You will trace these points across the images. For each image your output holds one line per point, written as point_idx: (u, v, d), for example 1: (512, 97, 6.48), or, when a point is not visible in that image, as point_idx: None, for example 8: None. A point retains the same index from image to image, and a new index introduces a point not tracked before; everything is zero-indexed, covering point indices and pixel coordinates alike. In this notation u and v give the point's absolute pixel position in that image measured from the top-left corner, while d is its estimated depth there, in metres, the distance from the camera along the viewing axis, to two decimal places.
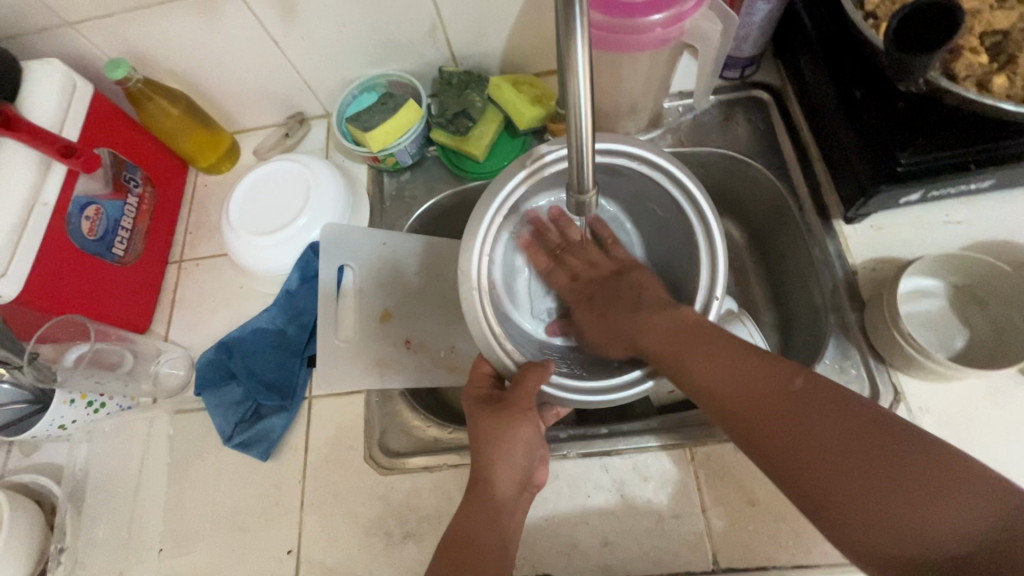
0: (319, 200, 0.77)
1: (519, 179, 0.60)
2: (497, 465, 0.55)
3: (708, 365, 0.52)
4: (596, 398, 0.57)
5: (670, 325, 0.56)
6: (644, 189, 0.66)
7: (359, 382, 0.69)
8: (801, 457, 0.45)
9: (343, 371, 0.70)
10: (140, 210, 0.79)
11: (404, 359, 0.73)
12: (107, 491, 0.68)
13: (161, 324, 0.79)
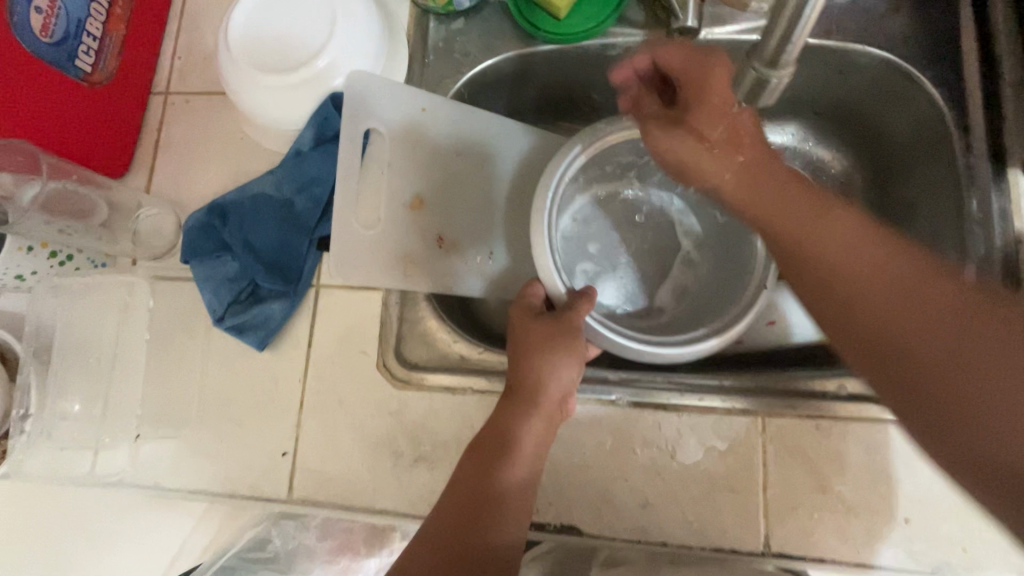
0: (346, 37, 0.58)
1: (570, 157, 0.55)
2: (546, 378, 0.49)
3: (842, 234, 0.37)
4: (650, 349, 0.50)
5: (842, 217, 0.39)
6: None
7: (382, 280, 0.57)
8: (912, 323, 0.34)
9: (364, 264, 0.56)
10: (112, 15, 0.61)
11: (432, 261, 0.60)
12: (80, 357, 0.59)
13: (141, 170, 0.64)
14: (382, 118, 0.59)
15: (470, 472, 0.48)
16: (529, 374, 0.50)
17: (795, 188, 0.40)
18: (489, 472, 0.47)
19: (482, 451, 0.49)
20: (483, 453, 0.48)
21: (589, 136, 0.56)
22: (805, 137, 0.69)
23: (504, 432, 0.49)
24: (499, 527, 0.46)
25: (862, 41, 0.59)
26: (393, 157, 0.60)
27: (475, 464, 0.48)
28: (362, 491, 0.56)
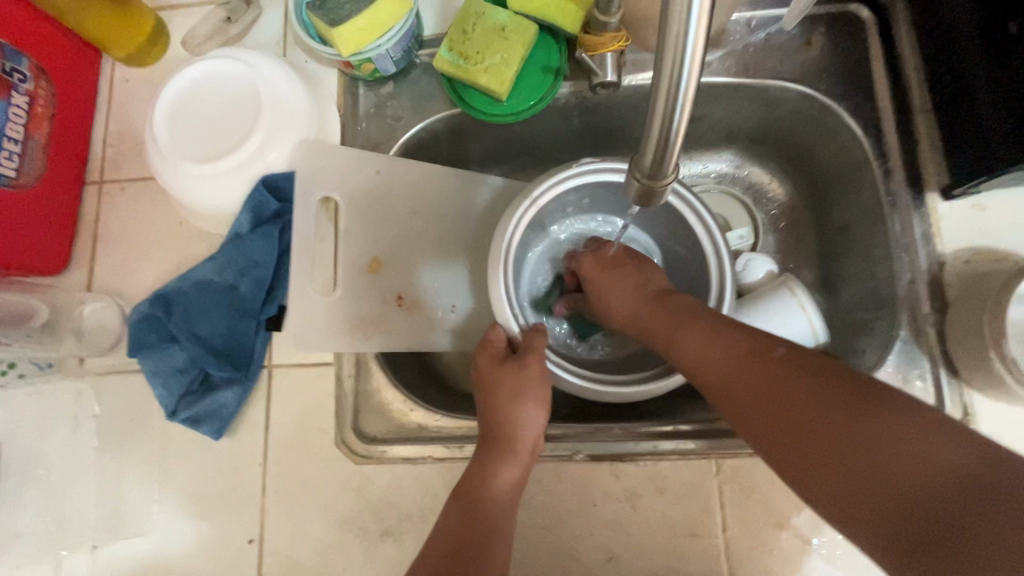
0: (275, 120, 0.59)
1: (524, 209, 0.56)
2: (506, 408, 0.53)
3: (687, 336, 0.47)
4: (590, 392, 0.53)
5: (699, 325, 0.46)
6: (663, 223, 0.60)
7: (341, 343, 0.58)
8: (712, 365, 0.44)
9: (319, 330, 0.58)
10: (34, 114, 0.61)
11: (394, 319, 0.62)
12: (33, 464, 0.58)
13: (81, 265, 0.64)
14: (336, 186, 0.60)
15: (457, 514, 0.48)
16: (499, 416, 0.53)
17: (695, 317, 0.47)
18: (476, 508, 0.49)
19: (464, 488, 0.50)
20: (466, 490, 0.50)
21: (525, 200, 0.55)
22: (743, 164, 0.72)
23: (481, 470, 0.50)
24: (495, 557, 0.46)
25: (779, 76, 0.61)
26: (349, 223, 0.61)
27: (461, 503, 0.49)
28: (333, 572, 0.56)
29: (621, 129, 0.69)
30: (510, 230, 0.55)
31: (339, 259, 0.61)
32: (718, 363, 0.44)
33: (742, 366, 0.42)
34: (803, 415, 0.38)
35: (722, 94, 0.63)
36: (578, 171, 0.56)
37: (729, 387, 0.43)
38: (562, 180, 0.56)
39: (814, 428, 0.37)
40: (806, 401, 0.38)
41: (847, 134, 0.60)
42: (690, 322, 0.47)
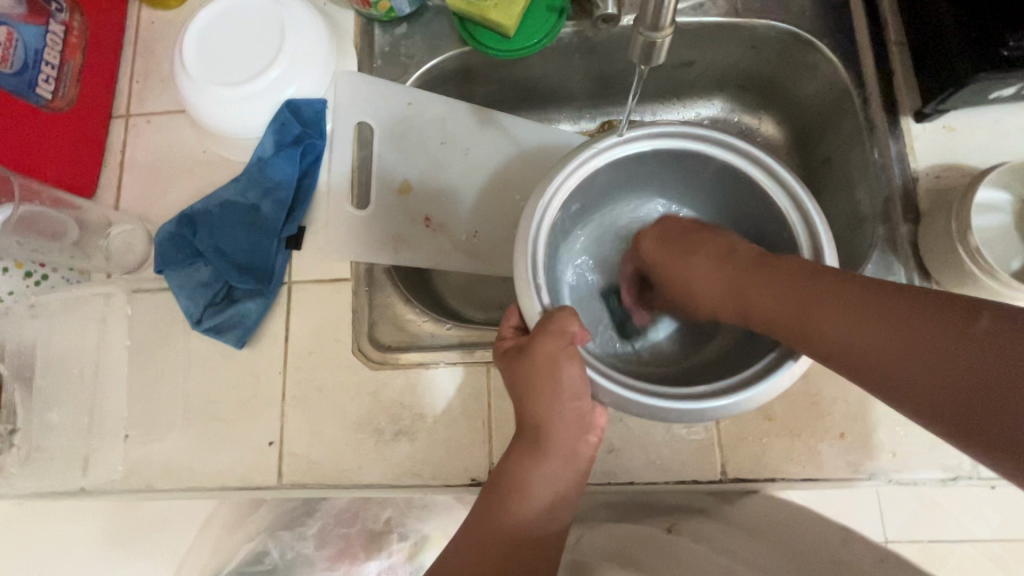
0: (297, 51, 0.63)
1: (574, 169, 0.51)
2: (540, 417, 0.49)
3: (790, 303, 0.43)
4: (716, 399, 0.43)
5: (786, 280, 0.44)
6: (706, 179, 0.56)
7: (375, 255, 0.64)
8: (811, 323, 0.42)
9: (354, 241, 0.64)
10: (68, 44, 0.64)
11: (421, 238, 0.67)
12: (67, 370, 0.61)
13: (109, 190, 0.67)
14: (370, 115, 0.67)
15: (488, 515, 0.49)
16: (534, 412, 0.49)
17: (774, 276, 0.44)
18: (505, 514, 0.49)
19: (497, 488, 0.50)
20: (499, 488, 0.50)
21: (560, 173, 0.50)
22: (733, 108, 0.77)
23: (521, 474, 0.49)
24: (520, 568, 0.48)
25: (768, 16, 0.65)
26: (384, 149, 0.68)
27: (491, 500, 0.50)
28: (350, 471, 0.59)
29: (619, 71, 0.74)
30: (558, 182, 0.50)
31: (374, 181, 0.67)
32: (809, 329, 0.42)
33: (852, 318, 0.40)
34: (961, 378, 0.36)
35: (715, 36, 0.68)
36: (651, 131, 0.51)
37: (861, 357, 0.40)
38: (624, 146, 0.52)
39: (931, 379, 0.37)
40: (916, 343, 0.38)
41: (828, 68, 0.64)
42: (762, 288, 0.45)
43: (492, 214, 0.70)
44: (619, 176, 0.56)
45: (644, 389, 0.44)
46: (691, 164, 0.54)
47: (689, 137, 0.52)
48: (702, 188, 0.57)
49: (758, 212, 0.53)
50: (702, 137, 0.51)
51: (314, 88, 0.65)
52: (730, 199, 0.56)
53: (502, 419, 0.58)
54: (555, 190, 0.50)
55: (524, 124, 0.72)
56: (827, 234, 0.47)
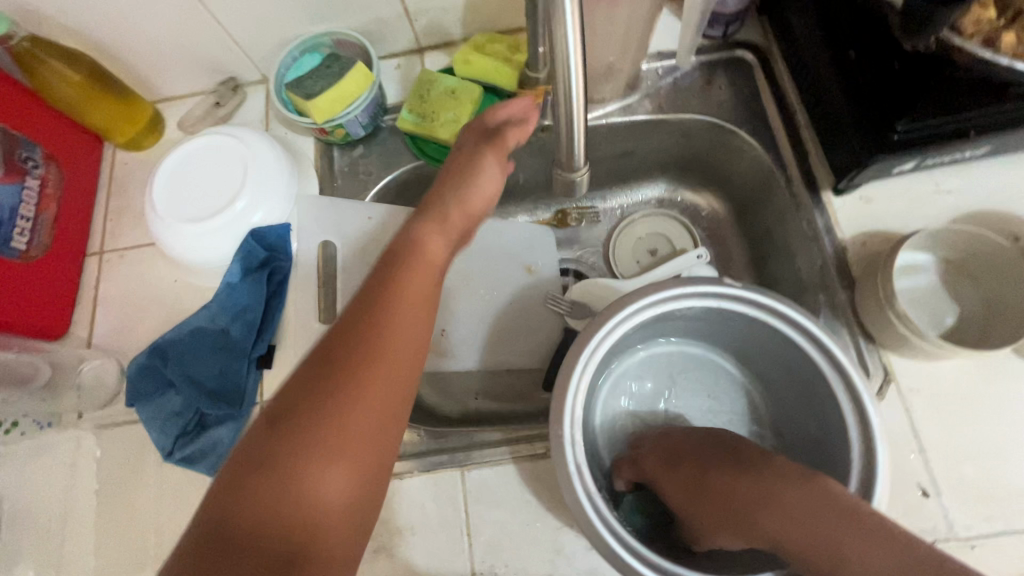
0: (259, 182, 0.67)
1: (617, 324, 0.51)
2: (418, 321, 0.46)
3: (769, 518, 0.44)
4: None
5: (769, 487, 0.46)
6: (739, 326, 0.56)
7: None
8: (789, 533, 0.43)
9: None
10: (43, 196, 0.68)
11: None
12: (36, 518, 0.60)
13: (83, 328, 0.69)
14: (334, 232, 0.70)
15: (270, 437, 0.39)
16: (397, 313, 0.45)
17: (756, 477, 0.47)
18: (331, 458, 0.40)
19: (324, 367, 0.41)
20: (319, 371, 0.41)
21: (601, 331, 0.50)
22: (673, 187, 0.83)
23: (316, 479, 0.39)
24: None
25: (690, 110, 0.72)
26: (346, 262, 0.70)
27: (296, 384, 0.41)
28: None
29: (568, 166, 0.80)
30: (600, 340, 0.50)
31: (339, 294, 0.70)
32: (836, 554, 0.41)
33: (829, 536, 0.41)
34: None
35: (647, 131, 0.75)
36: (701, 291, 0.51)
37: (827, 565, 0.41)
38: (669, 302, 0.52)
39: None
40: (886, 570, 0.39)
41: (753, 153, 0.70)
42: (867, 546, 0.40)
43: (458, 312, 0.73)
44: (662, 321, 0.57)
45: (671, 573, 0.45)
46: (733, 317, 0.54)
47: (736, 298, 0.51)
48: (742, 333, 0.57)
49: (798, 366, 0.53)
50: (742, 295, 0.51)
51: (278, 214, 0.69)
52: (761, 342, 0.56)
53: (480, 524, 0.58)
54: (596, 347, 0.50)
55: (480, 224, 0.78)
56: (868, 391, 0.47)
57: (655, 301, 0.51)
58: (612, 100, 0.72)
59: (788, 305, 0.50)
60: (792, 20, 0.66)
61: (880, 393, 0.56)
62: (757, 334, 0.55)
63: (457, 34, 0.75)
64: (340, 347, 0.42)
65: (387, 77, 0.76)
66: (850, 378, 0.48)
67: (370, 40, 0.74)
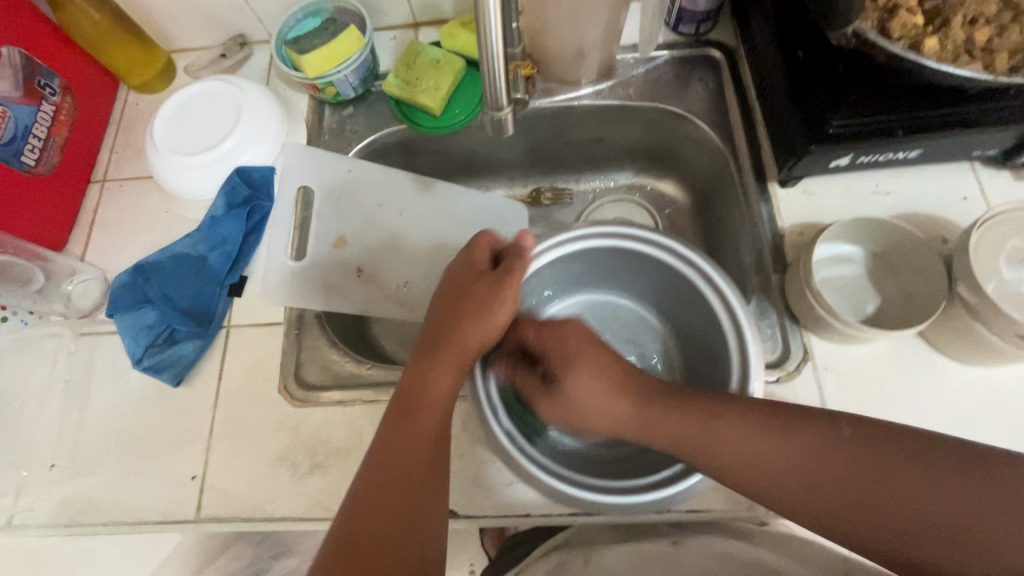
0: (249, 127, 0.73)
1: (560, 241, 0.60)
2: (465, 333, 0.53)
3: (731, 446, 0.47)
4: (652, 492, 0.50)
5: (733, 423, 0.48)
6: (651, 272, 0.63)
7: (306, 302, 0.70)
8: (750, 460, 0.47)
9: (289, 289, 0.70)
10: (57, 121, 0.74)
11: (355, 287, 0.75)
12: (15, 405, 0.66)
13: (78, 245, 0.75)
14: (315, 180, 0.76)
15: (393, 462, 0.50)
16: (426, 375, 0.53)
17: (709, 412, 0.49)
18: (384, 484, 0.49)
19: (425, 353, 0.54)
20: (420, 365, 0.53)
21: (547, 240, 0.60)
22: (643, 175, 0.88)
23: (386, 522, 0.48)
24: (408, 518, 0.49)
25: (657, 100, 0.76)
26: (322, 209, 0.76)
27: (410, 382, 0.53)
28: (265, 504, 0.61)
29: (543, 144, 0.85)
30: (542, 245, 0.60)
31: (313, 237, 0.75)
32: (782, 473, 0.46)
33: (791, 461, 0.46)
34: (872, 505, 0.44)
35: (616, 116, 0.79)
36: (637, 233, 0.59)
37: (785, 486, 0.46)
38: (606, 239, 0.60)
39: (882, 487, 0.44)
40: (838, 474, 0.45)
41: (711, 143, 0.75)
42: (799, 458, 0.46)
43: (423, 267, 0.78)
44: (607, 263, 0.65)
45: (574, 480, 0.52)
46: (660, 270, 0.61)
47: (661, 247, 0.59)
48: (667, 291, 0.64)
49: (705, 322, 0.60)
50: (651, 239, 0.59)
51: (264, 157, 0.75)
52: (680, 299, 0.63)
53: None
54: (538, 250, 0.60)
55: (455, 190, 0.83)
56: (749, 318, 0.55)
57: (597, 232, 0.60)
58: (585, 84, 0.77)
59: (700, 259, 0.57)
60: (755, 22, 0.70)
61: (796, 369, 0.60)
62: (677, 291, 0.62)
63: (449, 12, 0.81)
64: (431, 350, 0.54)
65: (382, 47, 0.82)
66: (739, 328, 0.54)
67: (369, 10, 0.80)
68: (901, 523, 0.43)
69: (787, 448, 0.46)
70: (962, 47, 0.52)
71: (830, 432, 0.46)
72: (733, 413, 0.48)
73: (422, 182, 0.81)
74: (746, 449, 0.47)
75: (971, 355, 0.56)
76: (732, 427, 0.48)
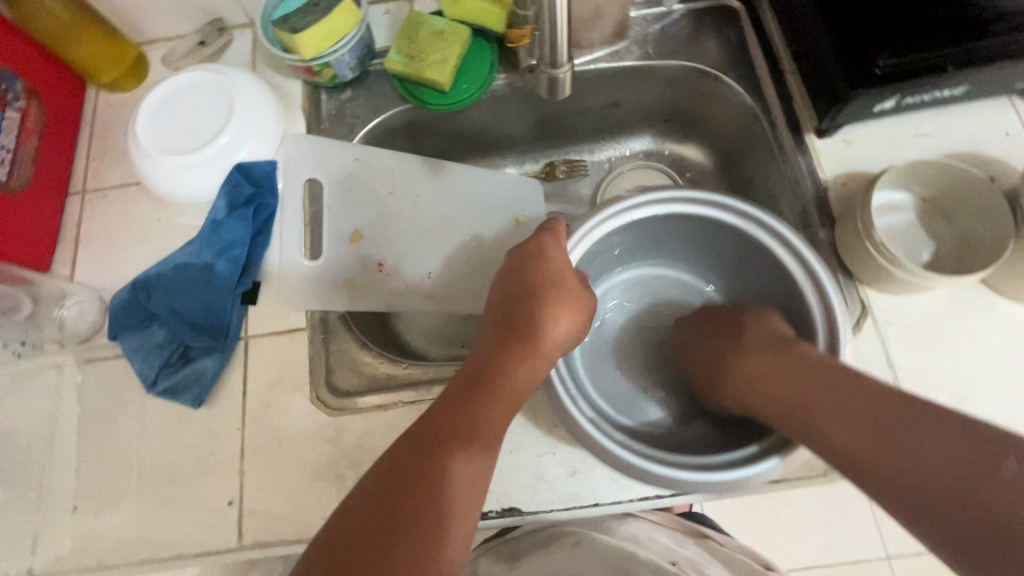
0: (244, 119, 0.66)
1: (624, 210, 0.56)
2: (553, 320, 0.50)
3: (789, 376, 0.47)
4: (731, 473, 0.47)
5: (801, 366, 0.47)
6: (704, 233, 0.60)
7: (328, 303, 0.65)
8: (807, 392, 0.45)
9: (309, 291, 0.65)
10: (25, 128, 0.67)
11: (376, 282, 0.70)
12: (19, 447, 0.60)
13: (65, 265, 0.68)
14: (322, 171, 0.70)
15: (428, 441, 0.42)
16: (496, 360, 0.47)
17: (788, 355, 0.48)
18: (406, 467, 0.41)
19: (506, 331, 0.49)
20: (499, 343, 0.48)
21: (612, 209, 0.55)
22: (661, 140, 0.84)
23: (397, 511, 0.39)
24: (445, 502, 0.40)
25: (677, 57, 0.72)
26: (332, 201, 0.71)
27: (483, 361, 0.47)
28: (313, 523, 0.57)
29: (556, 114, 0.80)
30: (609, 216, 0.55)
31: (326, 233, 0.70)
32: (837, 413, 0.43)
33: (858, 409, 0.43)
34: (933, 479, 0.38)
35: (634, 78, 0.75)
36: (705, 195, 0.55)
37: (832, 425, 0.43)
38: (673, 204, 0.56)
39: (951, 467, 0.37)
40: (898, 434, 0.40)
41: (737, 99, 0.72)
42: (859, 408, 0.42)
43: (445, 255, 0.73)
44: (664, 230, 0.61)
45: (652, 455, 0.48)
46: (725, 233, 0.58)
47: (730, 211, 0.55)
48: (729, 255, 0.61)
49: (776, 284, 0.57)
50: (703, 200, 0.55)
51: (263, 151, 0.68)
52: (744, 263, 0.60)
53: None
54: (602, 220, 0.55)
55: (470, 171, 0.78)
56: (822, 267, 0.52)
57: (665, 198, 0.56)
58: (601, 46, 0.73)
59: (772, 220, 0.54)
60: None
61: (857, 326, 0.58)
62: (742, 255, 0.59)
63: None
64: (512, 330, 0.49)
65: (376, 21, 0.76)
66: (822, 292, 0.51)
67: None
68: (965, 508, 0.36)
69: (849, 392, 0.43)
70: None
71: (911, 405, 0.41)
72: (803, 354, 0.47)
73: (434, 165, 0.76)
74: (804, 380, 0.46)
75: None
76: (797, 368, 0.47)
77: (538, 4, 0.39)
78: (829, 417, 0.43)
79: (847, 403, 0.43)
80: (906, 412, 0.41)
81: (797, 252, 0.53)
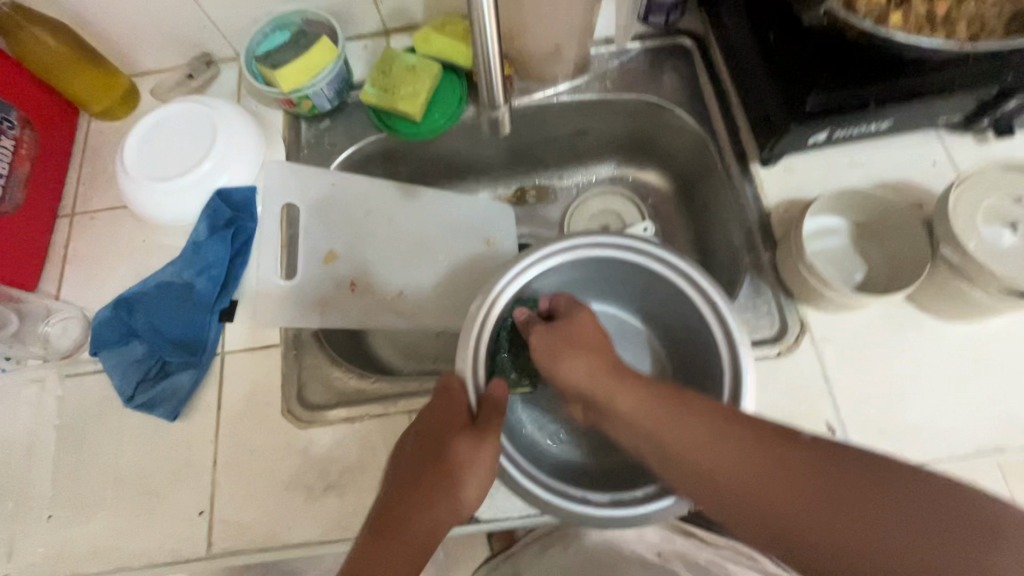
0: (227, 147, 0.71)
1: (538, 258, 0.57)
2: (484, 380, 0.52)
3: (683, 437, 0.45)
4: (649, 506, 0.50)
5: (699, 427, 0.45)
6: (614, 271, 0.62)
7: (302, 320, 0.69)
8: (708, 454, 0.45)
9: (284, 308, 0.69)
10: (18, 155, 0.71)
11: (349, 301, 0.73)
12: (0, 458, 0.63)
13: (52, 284, 0.72)
14: (300, 196, 0.74)
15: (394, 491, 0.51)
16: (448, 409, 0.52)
17: (683, 408, 0.47)
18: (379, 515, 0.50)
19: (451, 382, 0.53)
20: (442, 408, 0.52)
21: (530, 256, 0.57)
22: (624, 167, 0.89)
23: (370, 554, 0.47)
24: (412, 539, 0.48)
25: (634, 91, 0.78)
26: (309, 223, 0.75)
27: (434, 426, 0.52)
28: (280, 532, 0.60)
29: (524, 143, 0.85)
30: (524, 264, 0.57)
31: (302, 254, 0.74)
32: (731, 474, 0.44)
33: (755, 469, 0.43)
34: (832, 526, 0.40)
35: (595, 110, 0.80)
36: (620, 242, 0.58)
37: (734, 487, 0.43)
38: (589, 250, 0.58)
39: (845, 514, 0.40)
40: (795, 485, 0.42)
41: (690, 130, 0.77)
42: (752, 461, 0.43)
43: (416, 275, 0.77)
44: (586, 272, 0.63)
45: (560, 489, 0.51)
46: (644, 276, 0.60)
47: (646, 256, 0.58)
48: (650, 295, 0.64)
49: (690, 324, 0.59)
50: (605, 242, 0.58)
51: (244, 177, 0.72)
52: (663, 303, 0.62)
53: None
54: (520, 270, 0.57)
55: (442, 195, 0.82)
56: (718, 290, 0.55)
57: (581, 245, 0.58)
58: (563, 80, 0.78)
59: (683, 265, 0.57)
60: (723, 10, 0.72)
61: (795, 341, 0.62)
62: (661, 296, 0.61)
63: (420, 18, 0.80)
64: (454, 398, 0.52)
65: (354, 56, 0.81)
66: (725, 335, 0.54)
67: (339, 20, 0.79)
68: (864, 553, 0.39)
69: (741, 451, 0.44)
70: (924, 19, 0.55)
71: (790, 441, 0.44)
72: (697, 407, 0.47)
73: (407, 190, 0.81)
74: (700, 438, 0.45)
75: (958, 312, 0.58)
76: (697, 430, 0.45)
77: (475, 56, 0.43)
78: (728, 477, 0.44)
79: (742, 460, 0.44)
80: (799, 456, 0.43)
81: (703, 296, 0.55)
